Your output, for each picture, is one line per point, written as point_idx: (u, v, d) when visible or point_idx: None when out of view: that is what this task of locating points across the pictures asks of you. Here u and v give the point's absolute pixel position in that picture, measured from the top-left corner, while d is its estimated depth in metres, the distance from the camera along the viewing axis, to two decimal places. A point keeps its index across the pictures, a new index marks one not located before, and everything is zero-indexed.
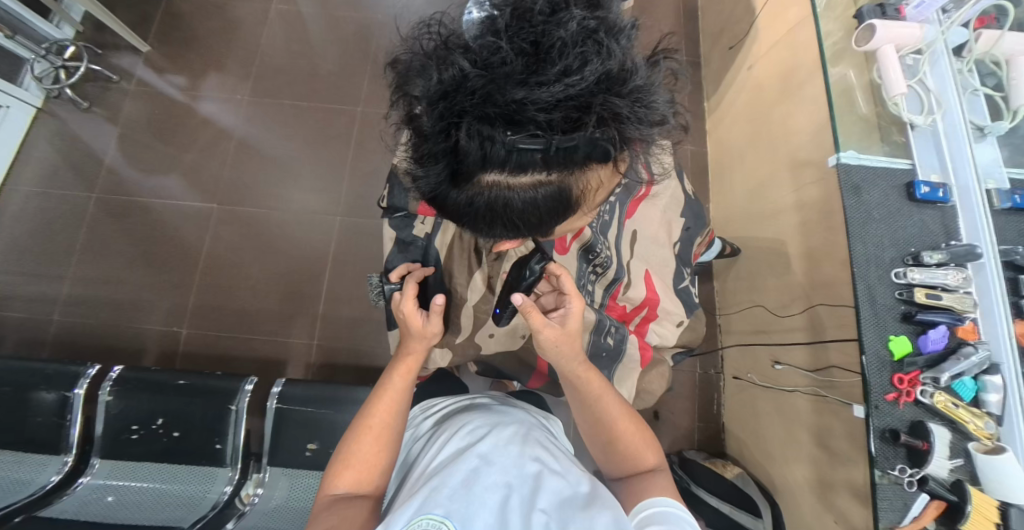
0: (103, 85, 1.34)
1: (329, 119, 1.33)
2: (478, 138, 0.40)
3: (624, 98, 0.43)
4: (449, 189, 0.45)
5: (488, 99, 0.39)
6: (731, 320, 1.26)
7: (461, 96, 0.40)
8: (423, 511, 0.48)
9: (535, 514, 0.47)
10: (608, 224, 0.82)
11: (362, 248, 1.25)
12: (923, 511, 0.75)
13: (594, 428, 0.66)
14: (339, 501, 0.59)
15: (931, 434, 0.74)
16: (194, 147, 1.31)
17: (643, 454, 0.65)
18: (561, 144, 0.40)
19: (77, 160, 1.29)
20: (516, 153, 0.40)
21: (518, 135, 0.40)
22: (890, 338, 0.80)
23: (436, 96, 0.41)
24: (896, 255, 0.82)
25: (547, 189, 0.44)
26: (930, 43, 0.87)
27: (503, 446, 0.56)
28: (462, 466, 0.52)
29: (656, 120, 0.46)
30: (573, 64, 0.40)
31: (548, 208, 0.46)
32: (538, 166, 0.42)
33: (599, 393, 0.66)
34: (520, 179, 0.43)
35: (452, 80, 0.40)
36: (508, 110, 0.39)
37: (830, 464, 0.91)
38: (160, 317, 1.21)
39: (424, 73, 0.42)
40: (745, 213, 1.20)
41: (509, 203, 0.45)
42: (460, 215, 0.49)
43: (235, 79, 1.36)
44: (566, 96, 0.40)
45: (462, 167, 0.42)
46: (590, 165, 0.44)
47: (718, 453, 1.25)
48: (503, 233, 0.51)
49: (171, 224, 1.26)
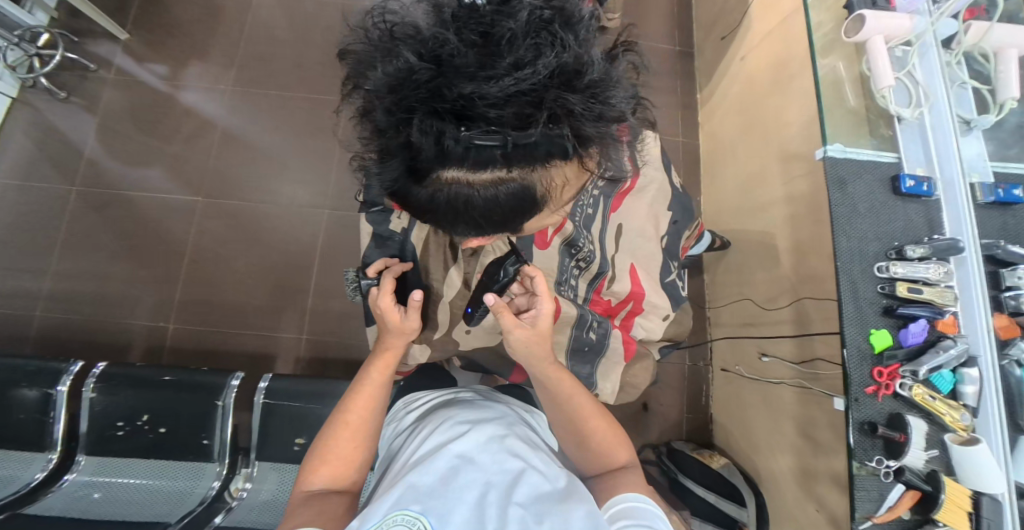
0: (80, 74, 1.30)
1: (315, 109, 1.31)
2: (431, 134, 0.39)
3: (580, 93, 0.40)
4: (409, 184, 0.45)
5: (437, 94, 0.37)
6: (720, 312, 1.26)
7: (409, 90, 0.38)
8: (399, 507, 0.48)
9: (512, 508, 0.48)
10: (592, 218, 0.80)
11: (352, 241, 1.24)
12: (899, 501, 0.77)
13: (566, 424, 0.67)
14: (315, 496, 0.60)
15: (908, 426, 0.76)
16: (176, 139, 1.29)
17: (614, 451, 0.66)
18: (517, 141, 0.40)
19: (56, 151, 1.26)
20: (471, 148, 0.40)
21: (472, 131, 0.39)
22: (871, 332, 0.81)
23: (385, 89, 0.40)
24: (880, 249, 0.83)
25: (507, 184, 0.43)
26: (919, 34, 0.86)
27: (484, 443, 0.56)
28: (440, 462, 0.52)
29: (617, 117, 0.44)
30: (524, 56, 0.37)
31: (510, 205, 0.45)
32: (498, 162, 0.41)
33: (570, 392, 0.66)
34: (479, 175, 0.43)
35: (398, 73, 0.39)
36: (457, 106, 0.37)
37: (812, 454, 0.93)
38: (147, 312, 1.20)
39: (373, 65, 0.41)
40: (735, 206, 1.20)
41: (470, 200, 0.44)
42: (423, 211, 0.48)
43: (218, 68, 1.33)
44: (519, 90, 0.37)
45: (419, 162, 0.41)
46: (551, 161, 0.43)
47: (705, 443, 1.27)
48: (469, 231, 0.50)
49: (155, 217, 1.24)
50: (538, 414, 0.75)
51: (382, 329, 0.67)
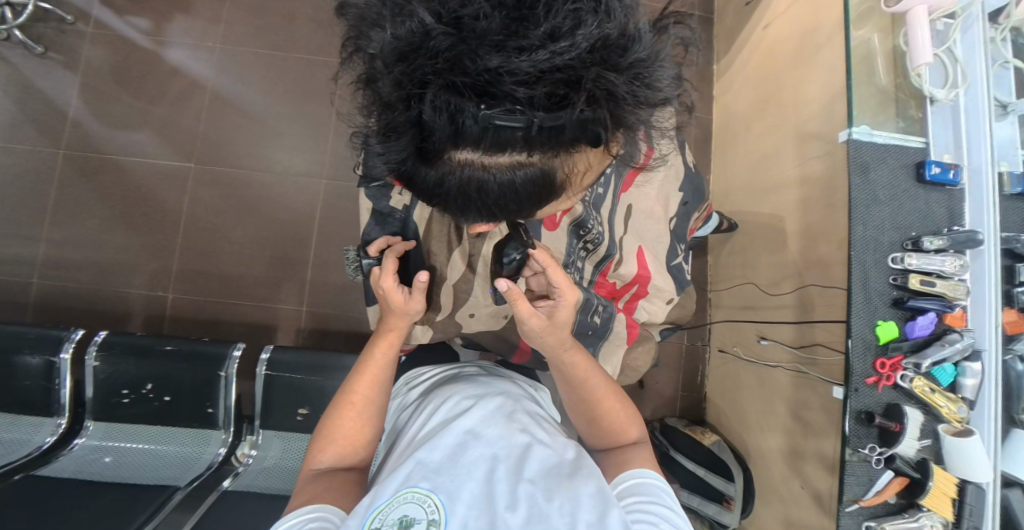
0: (57, 26, 1.22)
1: (309, 71, 1.24)
2: (447, 111, 0.35)
3: (622, 73, 0.36)
4: (416, 165, 0.40)
5: (456, 65, 0.33)
6: (722, 294, 1.25)
7: (422, 58, 0.33)
8: (409, 484, 0.48)
9: (521, 484, 0.48)
10: (602, 199, 0.77)
11: (350, 212, 1.21)
12: (886, 486, 0.79)
13: (579, 403, 0.67)
14: (322, 476, 0.60)
15: (905, 416, 0.76)
16: (164, 99, 1.22)
17: (625, 428, 0.66)
18: (544, 123, 0.35)
19: (38, 112, 1.20)
20: (490, 128, 0.35)
21: (493, 110, 0.35)
22: (878, 323, 0.80)
23: (392, 55, 0.34)
24: (896, 240, 0.81)
25: (527, 170, 0.39)
26: (965, 6, 0.79)
27: (490, 419, 0.55)
28: (447, 438, 0.52)
29: (658, 101, 0.40)
30: (563, 25, 0.32)
31: (528, 192, 0.41)
32: (518, 145, 0.37)
33: (586, 374, 0.66)
34: (496, 158, 0.38)
35: (410, 37, 0.33)
36: (480, 81, 0.33)
37: (803, 435, 0.95)
38: (143, 281, 1.19)
39: (380, 24, 0.35)
40: (745, 187, 1.16)
41: (483, 185, 0.40)
42: (429, 195, 0.44)
43: (204, 23, 1.24)
44: (553, 66, 0.33)
45: (428, 142, 0.37)
46: (577, 147, 0.39)
47: (697, 419, 1.30)
48: (478, 217, 0.46)
49: (146, 183, 1.20)
50: (544, 388, 0.76)
51: (385, 312, 0.65)
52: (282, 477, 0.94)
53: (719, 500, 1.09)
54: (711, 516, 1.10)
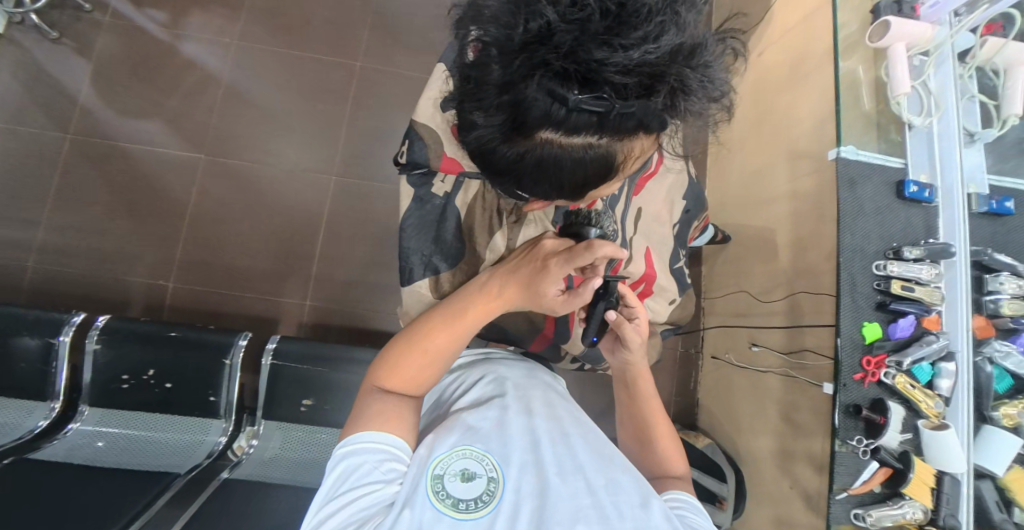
0: (73, 14, 1.20)
1: (324, 71, 1.25)
2: (548, 96, 0.38)
3: (689, 72, 0.41)
4: (501, 140, 0.43)
5: (570, 56, 0.36)
6: (716, 303, 1.32)
7: (543, 49, 0.36)
8: (464, 443, 0.51)
9: (570, 455, 0.51)
10: (617, 199, 0.82)
11: (360, 210, 1.22)
12: (872, 475, 0.84)
13: (635, 428, 0.70)
14: (390, 401, 0.55)
15: (888, 410, 0.83)
16: (177, 91, 1.21)
17: (672, 461, 0.67)
18: (621, 111, 0.39)
19: (43, 96, 1.17)
20: (581, 113, 0.39)
21: (585, 96, 0.38)
22: (864, 324, 0.87)
23: (510, 45, 0.37)
24: (879, 249, 0.88)
25: (595, 150, 0.44)
26: (938, 44, 0.89)
27: (534, 394, 0.58)
28: (496, 408, 0.55)
29: (710, 98, 0.45)
30: (652, 30, 0.37)
31: (590, 169, 0.46)
32: (594, 130, 0.41)
33: (648, 397, 0.70)
34: (572, 139, 0.42)
35: (533, 30, 0.36)
36: (585, 71, 0.36)
37: (793, 435, 1.01)
38: (144, 272, 1.15)
39: (497, 18, 0.38)
40: (739, 201, 1.24)
41: (558, 162, 0.44)
42: (503, 168, 0.48)
43: (222, 18, 1.25)
44: (642, 62, 0.37)
45: (522, 122, 0.40)
46: (639, 133, 0.44)
47: (689, 423, 1.34)
48: (539, 191, 0.51)
49: (153, 172, 1.18)
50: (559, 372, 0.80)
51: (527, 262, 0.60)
52: (283, 468, 0.94)
53: (712, 500, 1.13)
54: (704, 518, 1.12)
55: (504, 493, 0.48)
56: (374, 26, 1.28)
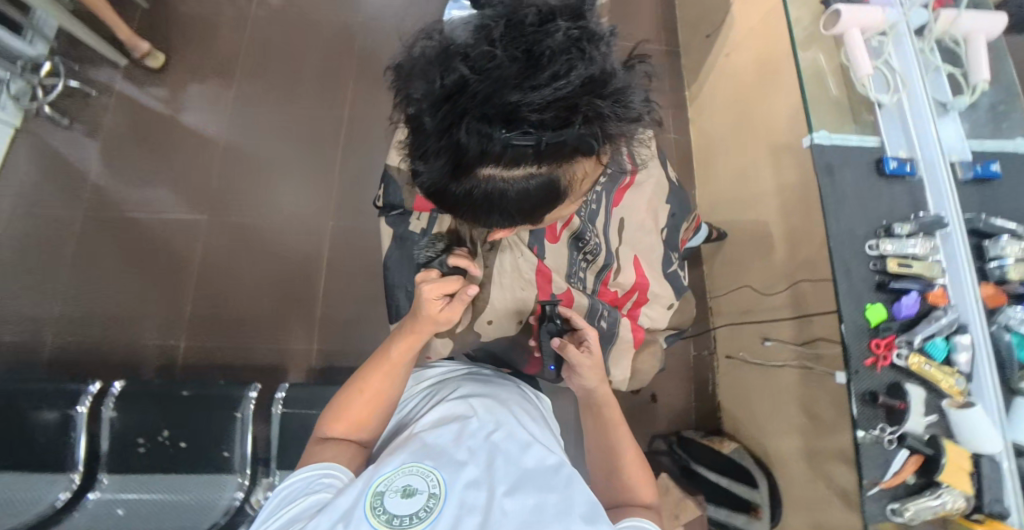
0: (82, 100, 1.31)
1: (314, 123, 1.34)
2: (478, 137, 0.40)
3: (606, 100, 0.44)
4: (449, 181, 0.46)
5: (488, 100, 0.39)
6: (722, 302, 1.32)
7: (463, 98, 0.39)
8: (412, 460, 0.50)
9: (522, 473, 0.50)
10: (596, 213, 0.84)
11: (358, 249, 1.27)
12: (903, 466, 0.78)
13: (602, 456, 0.69)
14: (331, 443, 0.62)
15: (908, 394, 0.78)
16: (178, 158, 1.30)
17: (641, 490, 0.66)
18: (551, 141, 0.42)
19: (61, 176, 1.27)
20: (514, 147, 0.41)
21: (512, 133, 0.41)
22: (866, 306, 0.83)
23: (436, 98, 0.41)
24: (870, 229, 0.86)
25: (538, 177, 0.46)
26: (894, 25, 0.93)
27: (494, 417, 0.58)
28: (451, 429, 0.55)
29: (635, 118, 0.48)
30: (561, 69, 0.40)
31: (536, 195, 0.48)
32: (531, 160, 0.43)
33: (616, 424, 0.70)
34: (513, 171, 0.45)
35: (452, 85, 0.39)
36: (505, 112, 0.39)
37: (817, 432, 0.97)
38: (157, 330, 1.20)
39: (424, 76, 0.42)
40: (729, 200, 1.25)
41: (503, 194, 0.47)
42: (458, 205, 0.50)
43: (218, 88, 1.36)
44: (557, 98, 0.40)
45: (462, 163, 0.43)
46: (576, 158, 0.46)
47: (713, 430, 1.31)
48: (500, 221, 0.53)
49: (162, 235, 1.25)
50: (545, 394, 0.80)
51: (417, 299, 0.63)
52: None
53: (746, 510, 1.10)
54: (738, 526, 1.10)
55: (446, 508, 0.46)
56: (357, 76, 1.38)
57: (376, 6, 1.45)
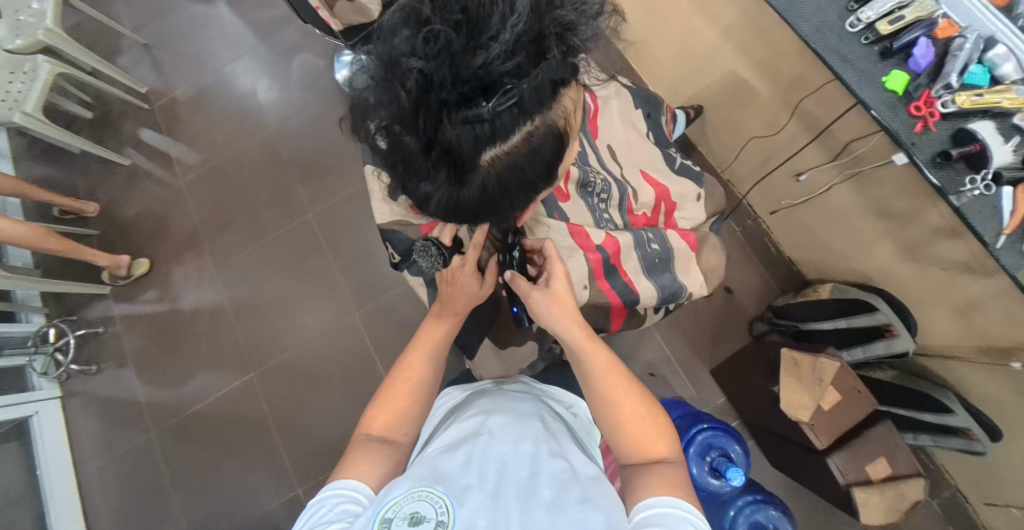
0: (95, 340, 1.35)
1: (292, 243, 1.39)
2: (467, 123, 0.41)
3: (558, 17, 0.44)
4: (459, 186, 0.46)
5: (457, 78, 0.39)
6: (734, 168, 1.29)
7: (434, 91, 0.40)
8: (423, 484, 0.48)
9: (537, 502, 0.47)
10: (586, 155, 0.81)
11: (395, 324, 1.32)
12: (1016, 200, 0.69)
13: (598, 398, 0.62)
14: (373, 442, 0.60)
15: (976, 133, 0.70)
16: (202, 339, 1.34)
17: (649, 442, 0.58)
18: (531, 87, 0.42)
19: (118, 414, 1.31)
20: (501, 115, 0.42)
21: (494, 101, 0.41)
22: (883, 81, 0.75)
23: (407, 111, 0.41)
24: (840, 8, 0.78)
25: (537, 132, 0.46)
26: None
27: (516, 439, 0.56)
28: (467, 450, 0.54)
29: (592, 19, 0.48)
30: (505, 6, 0.40)
31: (545, 152, 0.48)
32: (523, 119, 0.44)
33: (605, 368, 0.63)
34: (512, 140, 0.45)
35: (417, 85, 0.40)
36: (478, 80, 0.39)
37: (903, 225, 0.92)
38: (274, 493, 1.22)
39: (384, 97, 0.42)
40: (685, 74, 1.23)
41: (514, 168, 0.46)
42: (478, 210, 0.50)
43: (197, 261, 1.40)
44: (517, 37, 0.40)
45: (463, 159, 0.43)
46: (559, 92, 0.46)
47: (800, 285, 1.27)
48: (521, 203, 0.53)
49: (230, 411, 1.29)
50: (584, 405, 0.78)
51: (449, 277, 0.69)
52: None
53: (881, 334, 1.02)
54: (887, 354, 1.02)
55: None
56: (302, 181, 1.43)
57: (282, 113, 1.48)
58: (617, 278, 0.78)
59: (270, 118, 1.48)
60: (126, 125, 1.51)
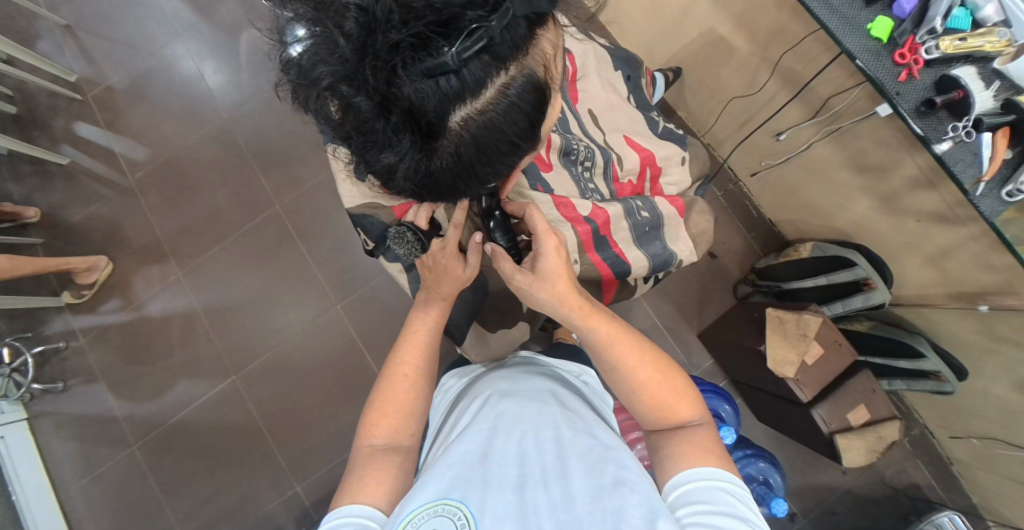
0: (58, 357, 1.27)
1: (263, 237, 1.32)
2: (425, 70, 0.37)
3: None
4: (427, 154, 0.42)
5: (409, 13, 0.36)
6: (714, 131, 1.27)
7: (380, 33, 0.36)
8: (441, 497, 0.47)
9: (567, 493, 0.46)
10: (567, 121, 0.77)
11: (380, 314, 1.28)
12: (995, 146, 0.68)
13: (610, 371, 0.62)
14: (380, 453, 0.58)
15: (959, 79, 0.68)
16: (176, 345, 1.28)
17: (679, 407, 0.59)
18: (502, 24, 0.38)
19: (94, 431, 1.25)
20: (469, 62, 0.38)
21: (460, 42, 0.37)
22: (868, 29, 0.74)
23: (352, 65, 0.38)
24: None
25: (515, 85, 0.42)
26: None
27: (529, 423, 0.54)
28: (481, 445, 0.52)
29: None
30: None
31: (529, 107, 0.43)
32: (496, 66, 0.39)
33: (618, 341, 0.62)
34: (485, 95, 0.41)
35: (361, 27, 0.36)
36: (437, 17, 0.36)
37: (879, 179, 0.93)
38: (272, 493, 1.21)
39: (322, 52, 0.39)
40: (661, 34, 1.18)
41: (493, 127, 0.42)
42: (455, 181, 0.46)
43: (161, 264, 1.31)
44: None
45: (429, 120, 0.39)
46: (537, 35, 0.42)
47: (781, 245, 1.29)
48: (503, 172, 0.49)
49: (215, 417, 1.24)
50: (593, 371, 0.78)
51: (430, 263, 0.65)
52: None
53: (860, 287, 1.03)
54: (866, 306, 1.03)
55: None
56: (266, 171, 1.34)
57: (236, 97, 1.38)
58: (608, 249, 0.76)
59: (223, 104, 1.37)
60: (60, 120, 1.38)
